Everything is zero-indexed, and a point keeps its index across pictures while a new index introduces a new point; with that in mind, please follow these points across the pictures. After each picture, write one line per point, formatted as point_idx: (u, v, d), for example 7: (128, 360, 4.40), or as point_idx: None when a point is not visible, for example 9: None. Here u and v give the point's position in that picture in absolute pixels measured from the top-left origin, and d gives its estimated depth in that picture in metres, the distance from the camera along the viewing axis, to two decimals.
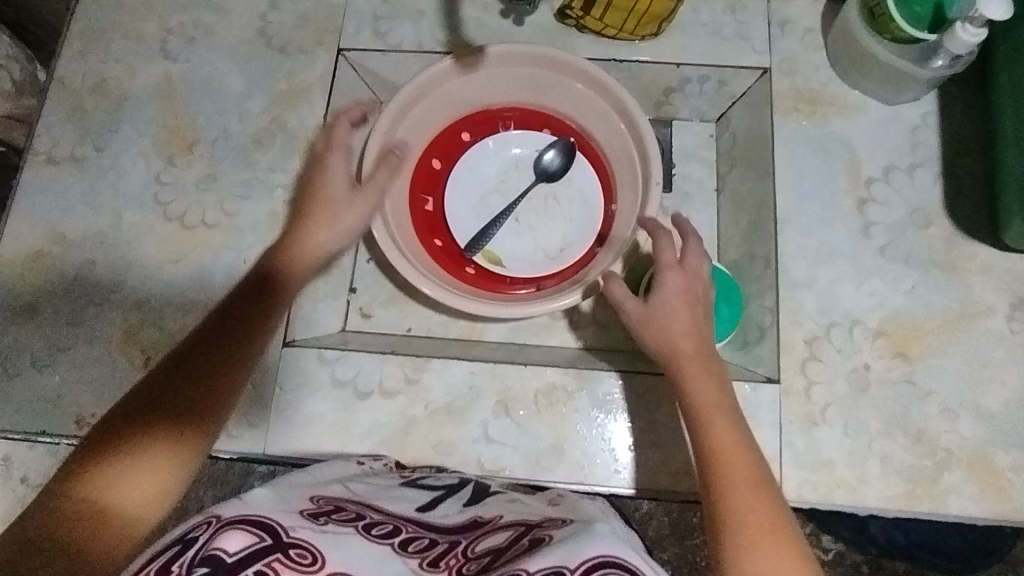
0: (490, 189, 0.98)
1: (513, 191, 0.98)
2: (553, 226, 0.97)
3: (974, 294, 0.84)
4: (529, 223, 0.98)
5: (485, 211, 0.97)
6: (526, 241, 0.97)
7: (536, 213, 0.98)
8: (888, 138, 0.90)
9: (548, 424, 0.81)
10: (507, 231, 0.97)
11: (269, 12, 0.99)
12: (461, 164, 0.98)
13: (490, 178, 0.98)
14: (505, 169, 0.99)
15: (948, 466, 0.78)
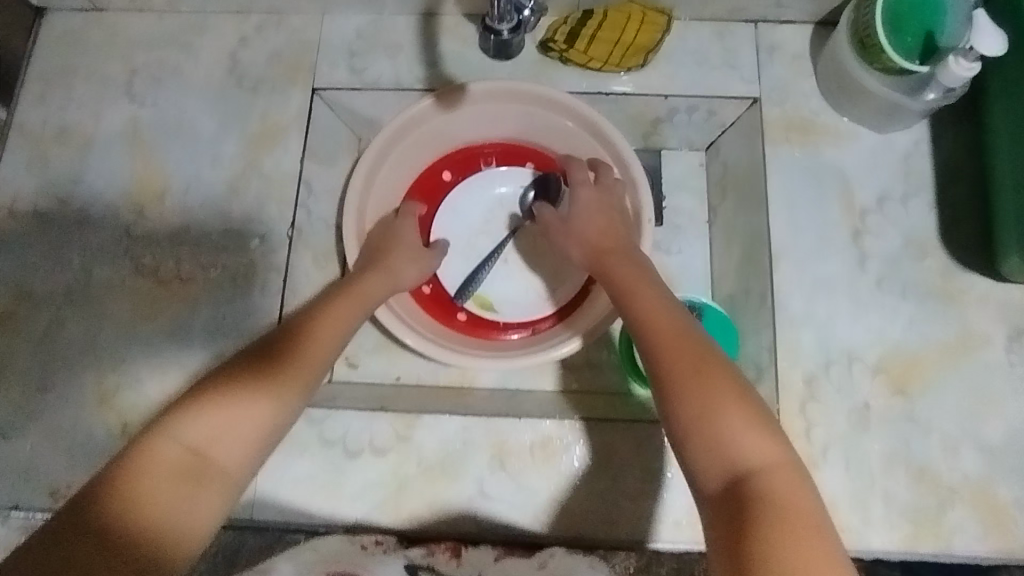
0: (477, 231, 0.95)
1: (500, 231, 0.95)
2: (545, 266, 0.94)
3: (972, 326, 0.83)
4: (518, 263, 0.94)
5: (474, 255, 0.94)
6: (516, 283, 0.94)
7: (525, 253, 0.95)
8: (880, 167, 0.88)
9: (545, 479, 0.78)
10: (497, 274, 0.94)
11: (239, 50, 0.95)
12: (445, 207, 0.95)
13: (475, 220, 0.95)
14: (491, 208, 0.96)
15: (952, 504, 0.77)
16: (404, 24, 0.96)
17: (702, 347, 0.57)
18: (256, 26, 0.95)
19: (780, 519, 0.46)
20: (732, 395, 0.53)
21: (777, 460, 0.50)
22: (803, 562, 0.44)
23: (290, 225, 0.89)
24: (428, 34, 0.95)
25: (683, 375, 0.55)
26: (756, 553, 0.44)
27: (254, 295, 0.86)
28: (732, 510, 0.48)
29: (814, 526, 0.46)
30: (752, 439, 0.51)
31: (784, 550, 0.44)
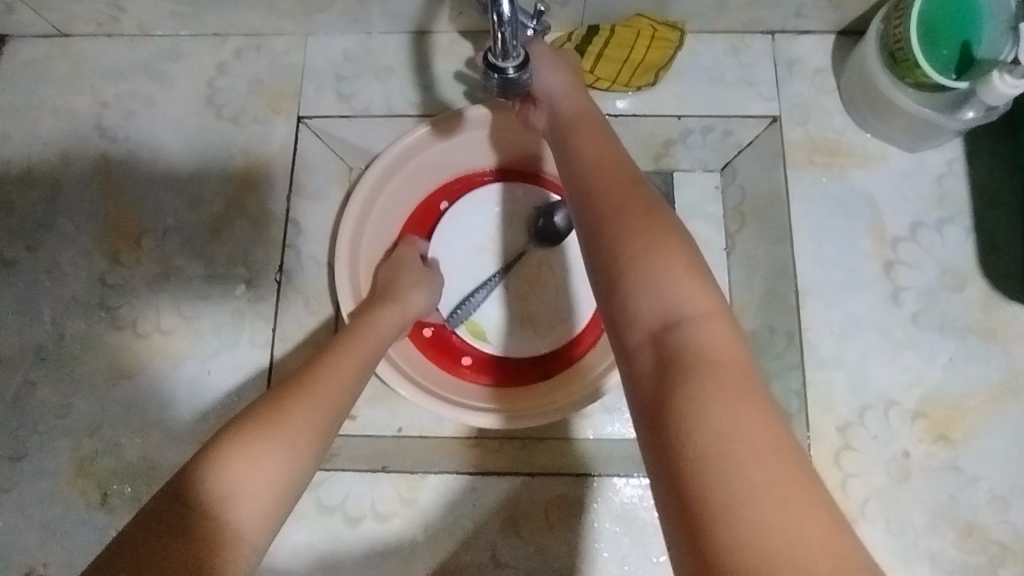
0: (478, 248, 0.88)
1: (503, 255, 0.88)
2: (548, 298, 0.87)
3: (1019, 364, 0.76)
4: (520, 290, 0.87)
5: (473, 278, 0.87)
6: (513, 313, 0.87)
7: (528, 281, 0.88)
8: (912, 190, 0.82)
9: (563, 543, 0.72)
10: (494, 300, 0.87)
11: (216, 78, 0.87)
12: (446, 221, 0.88)
13: (478, 240, 0.89)
14: (498, 227, 0.89)
15: (1002, 561, 0.71)
16: (394, 44, 0.88)
17: (647, 198, 0.58)
18: (234, 50, 0.88)
19: (706, 375, 0.46)
20: (681, 267, 0.53)
21: (713, 325, 0.50)
22: (726, 411, 0.44)
23: (277, 269, 0.82)
24: (421, 55, 0.88)
25: (625, 216, 0.57)
26: (681, 406, 0.45)
27: (241, 347, 0.80)
28: (658, 373, 0.49)
29: (746, 390, 0.46)
30: (698, 311, 0.51)
31: (713, 402, 0.44)
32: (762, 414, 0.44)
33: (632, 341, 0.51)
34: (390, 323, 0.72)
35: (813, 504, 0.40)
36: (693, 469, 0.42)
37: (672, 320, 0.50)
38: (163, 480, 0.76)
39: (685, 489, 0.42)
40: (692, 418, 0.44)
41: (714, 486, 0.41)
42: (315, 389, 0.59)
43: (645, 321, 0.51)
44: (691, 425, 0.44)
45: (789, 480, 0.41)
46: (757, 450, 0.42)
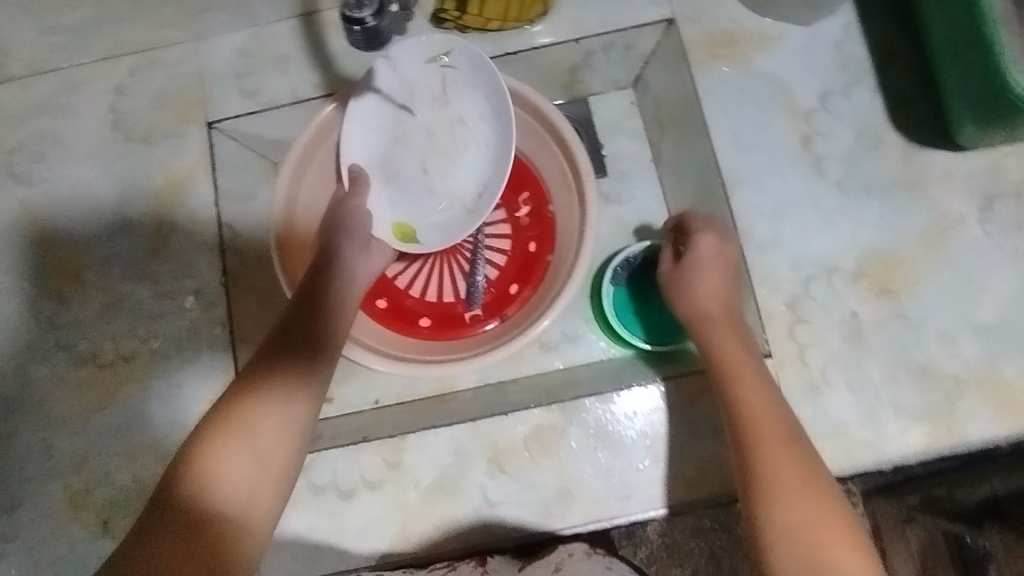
0: (389, 137, 0.84)
1: (415, 142, 0.84)
2: (462, 173, 0.84)
3: (942, 206, 0.79)
4: (439, 172, 0.84)
5: (384, 179, 0.84)
6: (438, 202, 0.84)
7: (443, 159, 0.84)
8: (815, 63, 0.83)
9: (548, 470, 0.75)
10: (419, 188, 0.84)
11: (118, 100, 0.87)
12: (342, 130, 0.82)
13: (388, 128, 0.83)
14: (398, 109, 0.83)
15: (960, 393, 0.75)
16: (285, 29, 0.88)
17: (767, 394, 0.67)
18: (129, 69, 0.87)
19: (793, 490, 0.59)
20: (726, 322, 0.72)
21: (784, 432, 0.64)
22: (812, 516, 0.57)
23: (222, 274, 0.83)
24: (314, 33, 0.87)
25: (743, 388, 0.67)
26: (775, 512, 0.58)
27: (204, 357, 0.81)
28: (756, 461, 0.62)
29: (833, 503, 0.58)
30: (729, 333, 0.71)
31: (802, 508, 0.58)
32: (841, 517, 0.57)
33: (713, 361, 0.70)
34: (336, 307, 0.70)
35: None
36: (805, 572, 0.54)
37: (750, 417, 0.65)
38: None
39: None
40: (783, 521, 0.57)
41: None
42: (263, 399, 0.61)
43: (734, 392, 0.67)
44: (787, 525, 0.57)
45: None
46: (843, 550, 0.54)
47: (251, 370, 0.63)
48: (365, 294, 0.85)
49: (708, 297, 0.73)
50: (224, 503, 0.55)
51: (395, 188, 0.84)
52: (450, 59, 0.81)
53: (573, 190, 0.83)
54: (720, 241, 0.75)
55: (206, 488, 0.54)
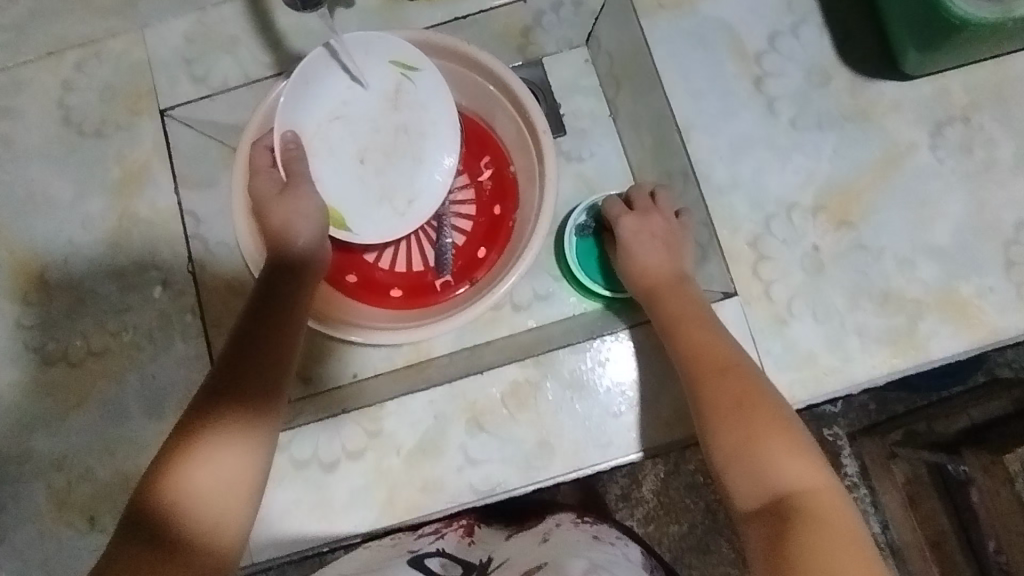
0: (328, 118, 0.84)
1: (357, 128, 0.85)
2: (402, 170, 0.86)
3: (893, 135, 0.81)
4: (375, 166, 0.85)
5: (319, 157, 0.83)
6: (368, 194, 0.85)
7: (384, 155, 0.86)
8: (761, 4, 0.84)
9: (526, 424, 0.76)
10: (349, 178, 0.85)
11: (65, 96, 0.85)
12: (290, 92, 0.79)
13: (330, 110, 0.83)
14: (341, 94, 0.84)
15: (921, 314, 0.77)
16: (230, 11, 0.87)
17: (713, 335, 0.69)
18: (74, 63, 0.86)
19: (737, 409, 0.62)
20: (676, 287, 0.75)
21: (724, 359, 0.67)
22: (758, 435, 0.59)
23: (189, 260, 0.83)
24: (259, 13, 0.86)
25: (688, 329, 0.70)
26: (721, 441, 0.61)
27: (177, 345, 0.81)
28: (703, 403, 0.64)
29: (775, 416, 0.61)
30: (677, 296, 0.74)
31: (747, 428, 0.60)
32: (786, 430, 0.59)
33: (661, 321, 0.73)
34: (287, 286, 0.70)
35: (842, 501, 0.54)
36: (755, 492, 0.56)
37: (692, 360, 0.68)
38: None
39: (758, 497, 0.56)
40: (729, 447, 0.60)
41: (770, 494, 0.55)
42: (233, 393, 0.60)
43: (678, 337, 0.70)
44: (734, 449, 0.60)
45: (825, 483, 0.55)
46: (788, 456, 0.57)
47: (220, 367, 0.62)
48: (334, 269, 0.86)
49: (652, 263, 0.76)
50: (191, 490, 0.53)
51: (331, 169, 0.84)
52: (413, 66, 0.84)
53: (531, 151, 0.84)
54: (642, 216, 0.79)
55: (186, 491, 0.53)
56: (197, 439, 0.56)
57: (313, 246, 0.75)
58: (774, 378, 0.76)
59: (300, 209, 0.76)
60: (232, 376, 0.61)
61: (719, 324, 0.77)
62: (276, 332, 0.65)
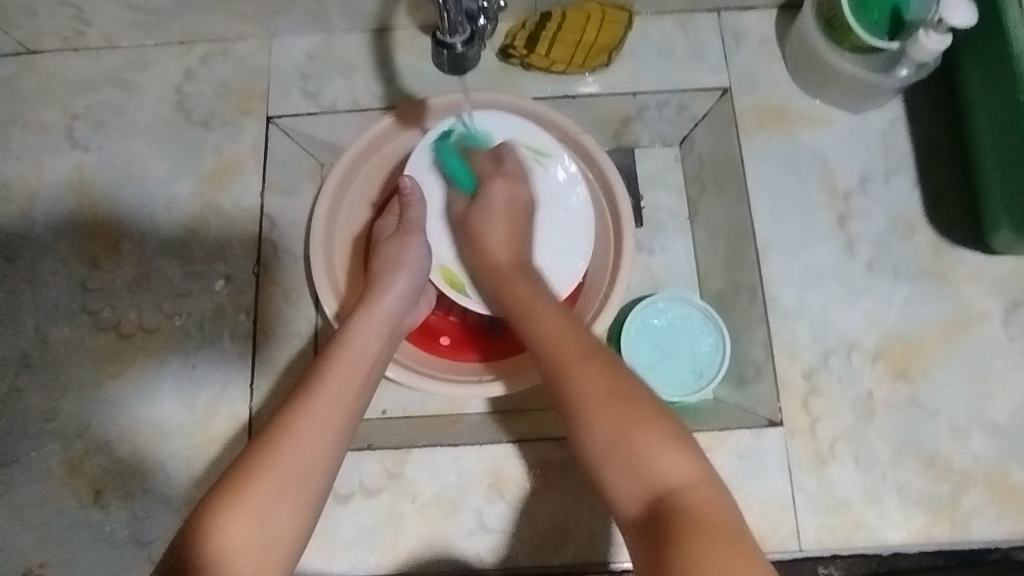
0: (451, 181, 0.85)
1: None
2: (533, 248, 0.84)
3: (967, 302, 0.81)
4: None
5: (440, 224, 0.84)
6: None
7: None
8: (860, 148, 0.86)
9: (547, 505, 0.75)
10: None
11: (185, 84, 0.89)
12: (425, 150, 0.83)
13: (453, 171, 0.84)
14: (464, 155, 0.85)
15: (966, 488, 0.75)
16: (356, 41, 0.91)
17: (571, 323, 0.64)
18: (200, 57, 0.90)
19: (604, 400, 0.55)
20: (517, 274, 0.73)
21: (586, 343, 0.61)
22: (627, 424, 0.53)
23: (254, 263, 0.84)
24: (382, 49, 0.90)
25: (534, 313, 0.67)
26: (593, 432, 0.54)
27: (223, 342, 0.81)
28: (561, 377, 0.58)
29: (631, 383, 0.56)
30: (520, 279, 0.73)
31: (609, 417, 0.54)
32: (640, 401, 0.54)
33: (512, 311, 0.69)
34: (369, 334, 0.68)
35: (723, 495, 0.50)
36: (636, 490, 0.51)
37: (549, 348, 0.61)
38: (154, 474, 0.77)
39: (639, 495, 0.51)
40: (603, 443, 0.53)
41: (650, 490, 0.51)
42: (301, 456, 0.56)
43: (530, 326, 0.65)
44: (606, 446, 0.53)
45: (697, 475, 0.51)
46: (661, 444, 0.52)
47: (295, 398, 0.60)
48: None
49: (497, 252, 0.76)
50: (257, 535, 0.53)
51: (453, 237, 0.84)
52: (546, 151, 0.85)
53: (608, 237, 0.84)
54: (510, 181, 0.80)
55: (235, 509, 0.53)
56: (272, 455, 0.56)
57: (403, 304, 0.73)
58: (803, 518, 0.74)
59: (403, 258, 0.76)
60: (303, 429, 0.57)
61: (757, 451, 0.76)
62: (349, 388, 0.62)
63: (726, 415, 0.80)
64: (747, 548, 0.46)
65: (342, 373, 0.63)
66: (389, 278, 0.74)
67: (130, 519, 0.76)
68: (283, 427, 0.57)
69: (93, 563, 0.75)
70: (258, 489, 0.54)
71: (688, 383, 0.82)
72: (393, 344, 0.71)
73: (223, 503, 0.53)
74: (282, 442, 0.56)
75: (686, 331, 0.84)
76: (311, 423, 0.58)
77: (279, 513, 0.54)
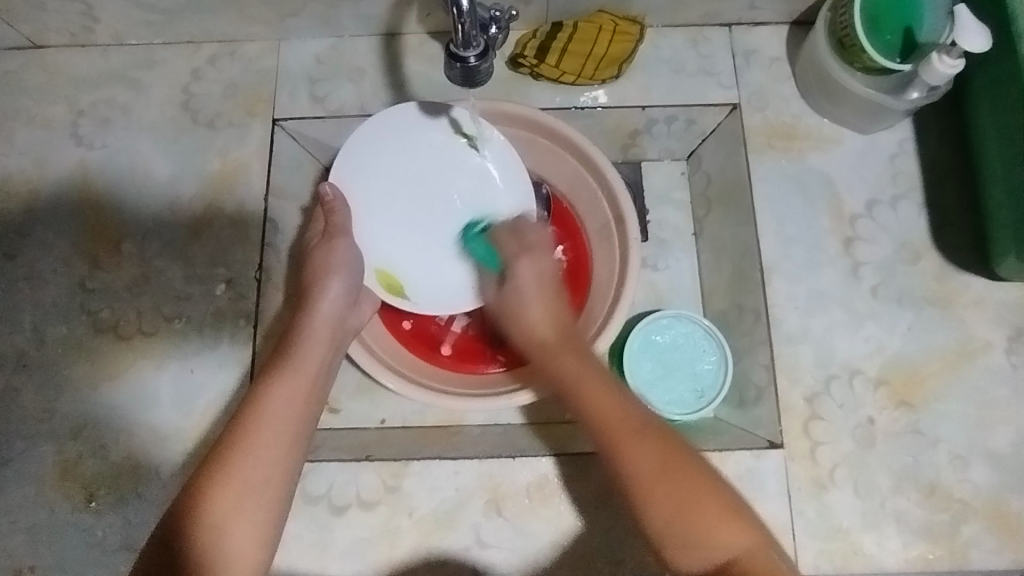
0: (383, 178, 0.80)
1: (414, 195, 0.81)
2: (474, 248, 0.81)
3: (972, 330, 0.81)
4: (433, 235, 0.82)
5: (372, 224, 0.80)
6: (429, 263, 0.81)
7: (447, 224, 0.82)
8: (867, 170, 0.86)
9: (545, 520, 0.74)
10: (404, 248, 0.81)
11: (192, 83, 0.89)
12: (353, 149, 0.78)
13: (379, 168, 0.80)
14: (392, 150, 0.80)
15: (965, 518, 0.75)
16: (365, 45, 0.90)
17: (625, 398, 0.59)
18: (207, 57, 0.90)
19: (665, 477, 0.53)
20: (570, 346, 0.66)
21: (639, 415, 0.57)
22: (689, 499, 0.52)
23: (257, 268, 0.83)
24: (392, 55, 0.90)
25: (587, 387, 0.60)
26: (653, 509, 0.53)
27: (223, 347, 0.81)
28: (620, 463, 0.55)
29: (692, 462, 0.54)
30: (571, 351, 0.65)
31: (676, 499, 0.52)
32: (702, 480, 0.53)
33: (558, 382, 0.63)
34: (312, 340, 0.67)
35: (783, 557, 0.52)
36: (698, 560, 0.51)
37: (600, 425, 0.57)
38: (148, 480, 0.76)
39: (700, 560, 0.51)
40: (663, 518, 0.52)
41: (717, 559, 0.51)
42: (257, 453, 0.56)
43: (581, 401, 0.60)
44: (670, 521, 0.52)
45: (758, 543, 0.52)
46: (722, 520, 0.52)
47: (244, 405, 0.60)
48: (391, 312, 0.84)
49: (543, 327, 0.68)
50: (226, 537, 0.52)
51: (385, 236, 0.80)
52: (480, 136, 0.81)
53: (614, 243, 0.82)
54: (535, 255, 0.73)
55: (194, 515, 0.52)
56: (227, 457, 0.55)
57: (343, 306, 0.72)
58: (801, 542, 0.74)
59: (333, 261, 0.73)
60: (255, 430, 0.57)
61: (756, 474, 0.76)
62: (302, 385, 0.62)
63: (727, 436, 0.80)
64: None
65: (288, 378, 0.62)
66: (323, 281, 0.71)
67: (123, 523, 0.75)
68: (238, 434, 0.57)
69: (85, 567, 0.74)
70: (220, 497, 0.53)
71: (690, 402, 0.81)
72: (339, 348, 0.70)
73: (185, 514, 0.52)
74: (238, 449, 0.56)
75: (688, 350, 0.83)
76: (266, 426, 0.57)
77: (245, 516, 0.53)
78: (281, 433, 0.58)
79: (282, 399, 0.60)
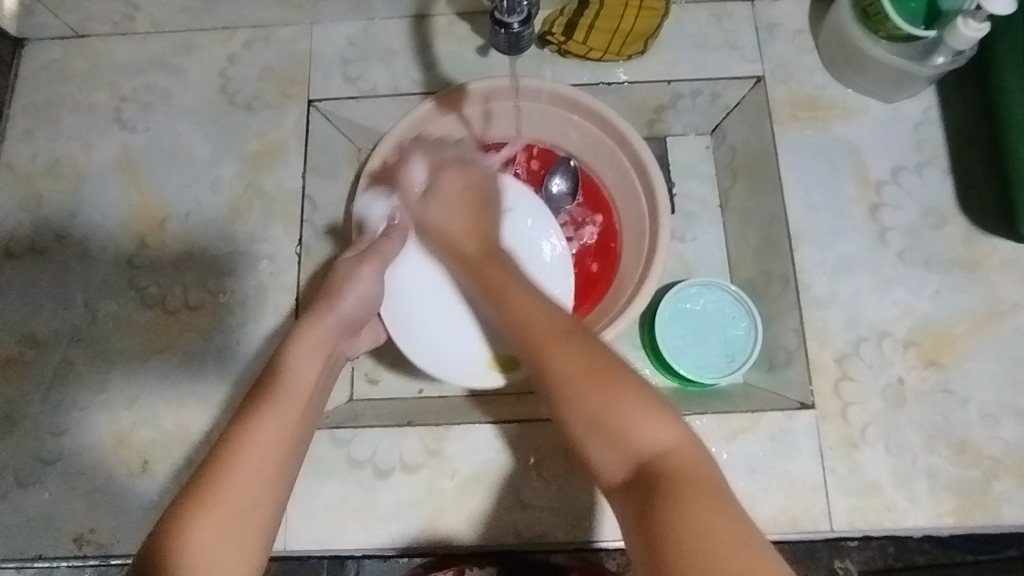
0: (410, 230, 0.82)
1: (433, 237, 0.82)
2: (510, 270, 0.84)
3: (999, 292, 0.82)
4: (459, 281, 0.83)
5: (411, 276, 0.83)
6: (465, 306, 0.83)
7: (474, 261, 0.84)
8: (892, 138, 0.87)
9: (583, 481, 0.76)
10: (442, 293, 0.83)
11: (229, 67, 0.92)
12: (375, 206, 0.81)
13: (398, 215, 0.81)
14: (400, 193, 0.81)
15: (997, 474, 0.76)
16: (396, 27, 0.92)
17: (558, 310, 0.60)
18: (243, 42, 0.92)
19: (583, 374, 0.53)
20: (487, 259, 0.70)
21: (563, 322, 0.58)
22: (610, 399, 0.51)
23: (296, 242, 0.86)
24: (421, 34, 0.92)
25: (512, 297, 0.63)
26: (576, 407, 0.52)
27: (266, 319, 0.83)
28: (542, 358, 0.56)
29: (606, 354, 0.54)
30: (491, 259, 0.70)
31: (596, 392, 0.52)
32: (614, 371, 0.53)
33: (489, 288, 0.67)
34: (307, 360, 0.60)
35: (707, 456, 0.50)
36: (617, 461, 0.50)
37: (525, 329, 0.59)
38: (198, 447, 0.79)
39: (622, 464, 0.50)
40: (583, 416, 0.52)
41: (635, 457, 0.50)
42: (243, 492, 0.48)
43: (510, 305, 0.62)
44: (586, 424, 0.52)
45: (683, 440, 0.50)
46: (643, 413, 0.51)
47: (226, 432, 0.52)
48: None
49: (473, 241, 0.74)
50: None
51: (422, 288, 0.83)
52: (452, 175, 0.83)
53: (646, 217, 0.84)
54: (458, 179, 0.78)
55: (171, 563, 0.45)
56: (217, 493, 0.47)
57: (348, 332, 0.68)
58: (834, 499, 0.76)
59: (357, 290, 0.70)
60: (240, 465, 0.49)
61: (788, 432, 0.77)
62: (293, 409, 0.55)
63: (758, 398, 0.81)
64: (730, 500, 0.47)
65: (278, 407, 0.54)
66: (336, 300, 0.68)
67: (176, 487, 0.78)
68: (217, 466, 0.48)
69: (140, 528, 0.77)
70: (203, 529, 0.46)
71: (720, 366, 0.83)
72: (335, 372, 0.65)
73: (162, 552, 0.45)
74: (228, 467, 0.49)
75: (718, 317, 0.85)
76: (253, 456, 0.50)
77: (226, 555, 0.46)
78: (268, 465, 0.50)
79: (270, 427, 0.52)
